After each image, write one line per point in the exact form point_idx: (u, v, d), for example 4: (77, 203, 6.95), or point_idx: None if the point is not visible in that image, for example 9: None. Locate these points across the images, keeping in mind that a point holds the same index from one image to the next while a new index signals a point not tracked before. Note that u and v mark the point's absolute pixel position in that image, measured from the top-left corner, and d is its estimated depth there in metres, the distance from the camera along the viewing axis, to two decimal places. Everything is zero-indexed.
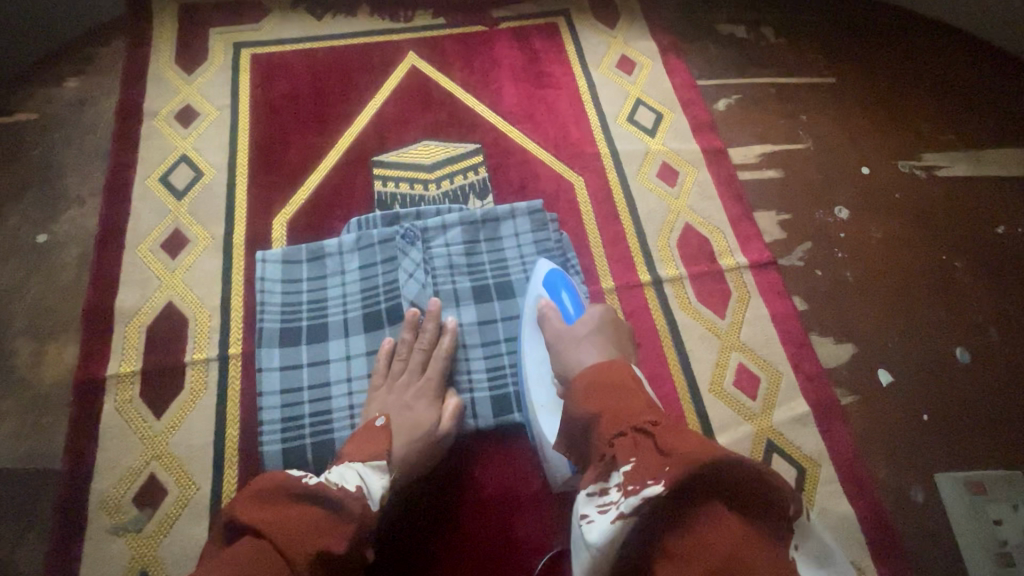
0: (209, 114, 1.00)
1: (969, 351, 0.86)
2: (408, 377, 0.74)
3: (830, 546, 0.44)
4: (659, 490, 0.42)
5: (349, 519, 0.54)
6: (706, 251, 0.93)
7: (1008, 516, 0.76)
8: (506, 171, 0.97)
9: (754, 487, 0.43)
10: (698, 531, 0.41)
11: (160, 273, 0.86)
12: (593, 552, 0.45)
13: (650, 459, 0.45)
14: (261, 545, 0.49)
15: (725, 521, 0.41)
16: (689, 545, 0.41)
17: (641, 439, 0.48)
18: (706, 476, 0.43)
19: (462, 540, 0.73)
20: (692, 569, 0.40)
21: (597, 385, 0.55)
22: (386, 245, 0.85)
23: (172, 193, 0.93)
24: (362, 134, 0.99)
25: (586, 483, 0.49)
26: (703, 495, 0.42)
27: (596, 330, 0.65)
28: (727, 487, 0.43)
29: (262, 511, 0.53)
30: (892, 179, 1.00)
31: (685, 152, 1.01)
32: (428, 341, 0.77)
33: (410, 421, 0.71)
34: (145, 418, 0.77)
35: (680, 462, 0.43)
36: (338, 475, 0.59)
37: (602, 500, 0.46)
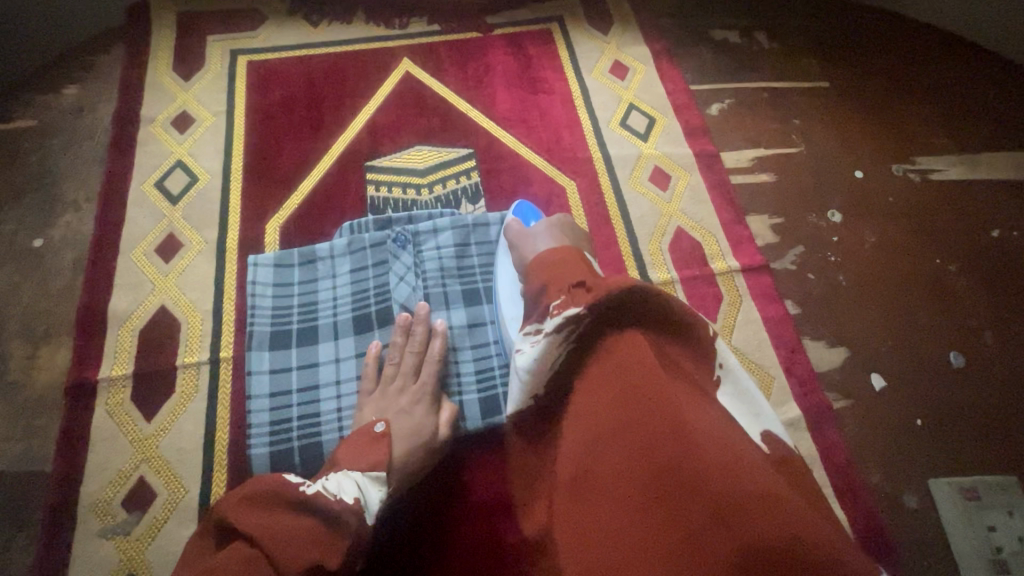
0: (205, 120, 1.01)
1: (963, 355, 0.86)
2: (402, 382, 0.73)
3: (741, 369, 0.51)
4: (579, 311, 0.49)
5: (344, 532, 0.54)
6: (697, 255, 0.92)
7: (1003, 523, 0.75)
8: (498, 175, 0.97)
9: (661, 312, 0.50)
10: (612, 352, 0.49)
11: (154, 277, 0.87)
12: (523, 375, 0.52)
13: (579, 295, 0.50)
14: (253, 554, 0.49)
15: (634, 339, 0.48)
16: (603, 366, 0.49)
17: (574, 287, 0.52)
18: (622, 308, 0.49)
19: (455, 550, 0.72)
20: (607, 384, 0.48)
21: (546, 263, 0.56)
22: (377, 249, 0.85)
23: (167, 198, 0.94)
24: (356, 139, 1.00)
25: (525, 326, 0.55)
26: (618, 321, 0.49)
27: (552, 226, 0.71)
28: (640, 313, 0.49)
29: (259, 518, 0.52)
30: (886, 182, 1.00)
31: (678, 157, 1.01)
32: (419, 344, 0.77)
33: (407, 425, 0.69)
34: (136, 422, 0.77)
35: (599, 293, 0.49)
36: (336, 484, 0.57)
37: (536, 335, 0.52)
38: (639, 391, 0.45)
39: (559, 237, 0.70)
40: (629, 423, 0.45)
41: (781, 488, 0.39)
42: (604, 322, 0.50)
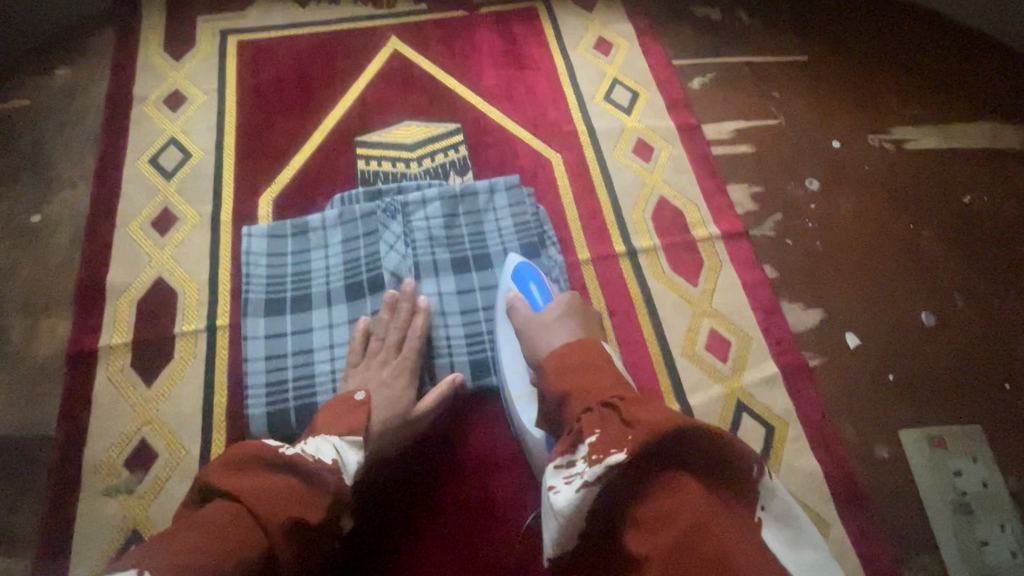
0: (196, 98, 1.02)
1: (934, 314, 0.89)
2: (385, 356, 0.76)
3: (790, 503, 0.46)
4: (623, 456, 0.44)
5: (323, 491, 0.56)
6: (679, 223, 0.95)
7: (968, 469, 0.78)
8: (485, 150, 1.00)
9: (712, 449, 0.45)
10: (660, 500, 0.43)
11: (150, 250, 0.89)
12: (561, 518, 0.47)
13: (615, 431, 0.47)
14: (237, 510, 0.51)
15: (687, 485, 0.43)
16: (650, 517, 0.43)
17: (606, 411, 0.50)
18: (669, 445, 0.44)
19: (445, 504, 0.76)
20: (656, 535, 0.42)
21: (567, 363, 0.58)
22: (368, 219, 0.88)
23: (161, 174, 0.96)
24: (346, 116, 1.02)
25: (555, 457, 0.50)
26: (666, 462, 0.44)
27: (563, 316, 0.68)
28: (688, 454, 0.45)
29: (240, 478, 0.54)
30: (862, 152, 1.03)
31: (660, 129, 1.04)
32: (403, 321, 0.79)
33: (386, 399, 0.73)
34: (136, 387, 0.80)
35: (642, 429, 0.45)
36: (315, 448, 0.60)
37: (570, 471, 0.47)
38: (700, 548, 0.40)
39: (574, 330, 0.66)
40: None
41: None
42: (651, 462, 0.45)
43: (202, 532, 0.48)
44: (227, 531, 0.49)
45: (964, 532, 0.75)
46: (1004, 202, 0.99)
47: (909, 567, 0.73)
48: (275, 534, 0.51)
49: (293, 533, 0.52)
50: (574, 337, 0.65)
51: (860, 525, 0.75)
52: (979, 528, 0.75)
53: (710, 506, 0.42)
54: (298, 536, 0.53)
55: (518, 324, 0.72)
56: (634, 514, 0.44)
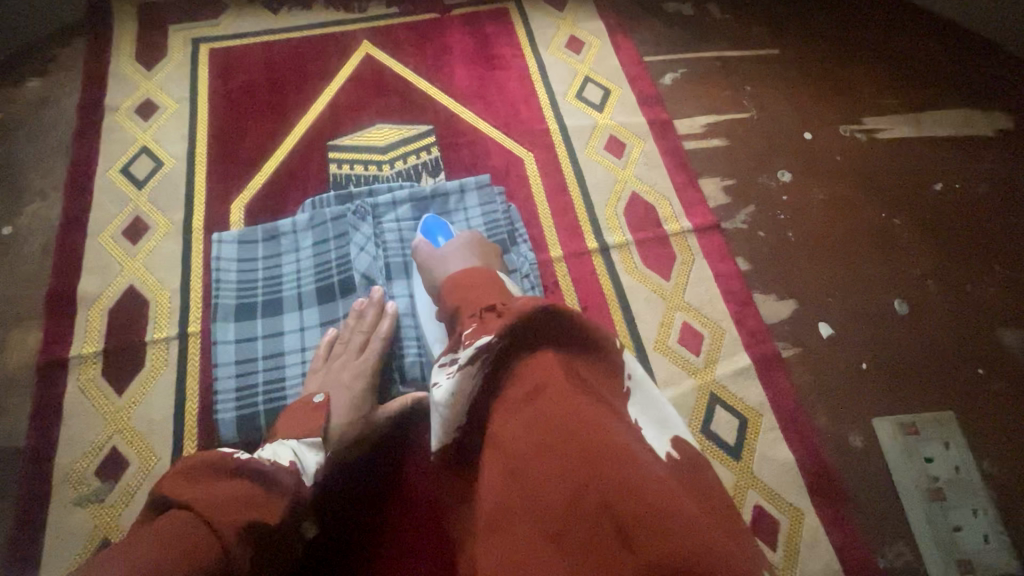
0: (168, 107, 1.03)
1: (907, 302, 0.89)
2: (346, 359, 0.76)
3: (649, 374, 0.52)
4: (489, 337, 0.49)
5: (282, 493, 0.55)
6: (652, 218, 0.95)
7: (940, 454, 0.78)
8: (457, 150, 1.00)
9: (576, 332, 0.49)
10: (525, 376, 0.46)
11: (121, 259, 0.89)
12: (442, 409, 0.49)
13: (490, 321, 0.51)
14: (188, 516, 0.48)
15: (547, 360, 0.47)
16: (518, 394, 0.46)
17: (485, 314, 0.53)
18: (536, 325, 0.49)
19: (422, 508, 0.76)
20: (523, 405, 0.45)
21: (462, 282, 0.61)
22: (338, 222, 0.88)
23: (132, 183, 0.96)
24: (317, 120, 1.02)
25: (440, 357, 0.53)
26: (530, 342, 0.48)
27: (462, 247, 0.71)
28: (556, 334, 0.49)
29: (194, 487, 0.52)
30: (834, 142, 1.03)
31: (633, 126, 1.04)
32: (367, 324, 0.79)
33: (347, 401, 0.72)
34: (107, 396, 0.80)
35: (509, 316, 0.50)
36: (272, 451, 0.60)
37: (450, 365, 0.51)
38: (553, 420, 0.42)
39: (472, 259, 0.69)
40: (547, 452, 0.41)
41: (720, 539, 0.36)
42: (520, 346, 0.48)
43: (150, 542, 0.45)
44: (179, 539, 0.46)
45: (937, 518, 0.75)
46: (976, 188, 0.99)
47: (884, 555, 0.73)
48: (230, 540, 0.48)
49: (249, 539, 0.50)
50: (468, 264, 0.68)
51: (834, 513, 0.75)
52: (952, 513, 0.75)
53: (566, 376, 0.46)
54: (255, 543, 0.50)
55: (421, 261, 0.75)
56: (501, 397, 0.47)
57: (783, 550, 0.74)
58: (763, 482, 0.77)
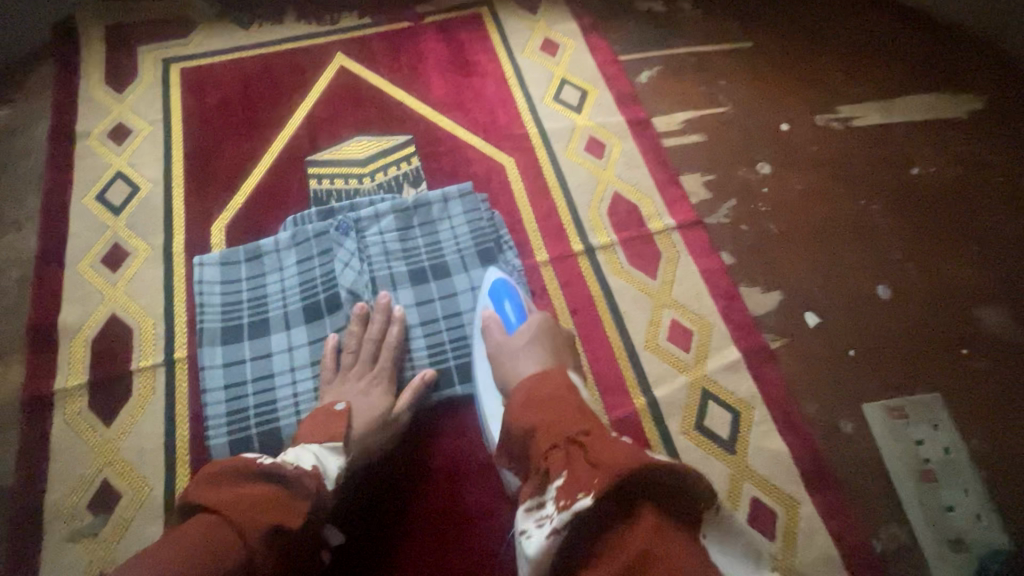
0: (142, 129, 1.01)
1: (890, 287, 0.91)
2: (359, 370, 0.77)
3: (734, 525, 0.49)
4: (587, 502, 0.45)
5: (303, 497, 0.56)
6: (635, 217, 0.96)
7: (930, 436, 0.80)
8: (438, 159, 1.00)
9: (669, 486, 0.46)
10: (620, 542, 0.44)
11: (102, 287, 0.88)
12: (532, 564, 0.47)
13: (581, 471, 0.48)
14: (217, 520, 0.52)
15: (646, 525, 0.44)
16: (619, 558, 0.43)
17: (570, 449, 0.51)
18: (637, 484, 0.46)
19: (418, 517, 0.76)
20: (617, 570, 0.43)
21: (536, 397, 0.59)
22: (321, 238, 0.87)
23: (109, 209, 0.94)
24: (295, 136, 1.01)
25: (525, 500, 0.51)
26: (628, 503, 0.46)
27: (531, 341, 0.70)
28: (654, 493, 0.46)
29: (217, 493, 0.55)
30: (810, 133, 1.05)
31: (611, 126, 1.04)
32: (376, 332, 0.80)
33: (366, 408, 0.74)
34: (96, 428, 0.78)
35: (603, 472, 0.46)
36: (295, 456, 0.61)
37: (540, 514, 0.49)
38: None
39: (542, 357, 0.68)
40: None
41: None
42: (616, 510, 0.45)
43: (183, 542, 0.50)
44: (208, 543, 0.50)
45: (929, 498, 0.76)
46: (950, 170, 1.01)
47: (880, 538, 0.74)
48: (256, 543, 0.51)
49: (276, 540, 0.53)
50: (541, 363, 0.67)
51: (830, 501, 0.76)
52: (942, 493, 0.76)
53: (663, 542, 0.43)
54: (278, 541, 0.53)
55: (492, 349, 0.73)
56: (598, 553, 0.45)
57: (782, 540, 0.74)
58: (758, 474, 0.78)
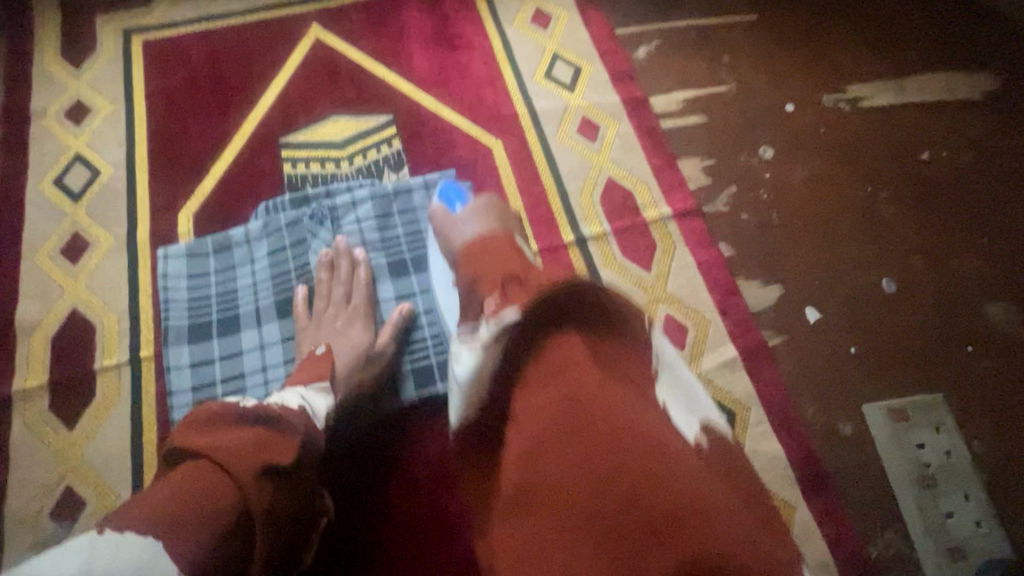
0: (102, 108, 0.94)
1: (895, 281, 0.86)
2: (334, 310, 0.75)
3: (673, 357, 0.53)
4: (511, 314, 0.48)
5: (292, 434, 0.54)
6: (629, 204, 0.91)
7: (931, 439, 0.77)
8: (421, 141, 0.93)
9: (593, 307, 0.48)
10: (546, 359, 0.47)
11: (62, 280, 0.83)
12: (465, 386, 0.51)
13: (509, 295, 0.51)
14: (202, 464, 0.47)
15: (568, 339, 0.46)
16: (542, 370, 0.47)
17: (505, 284, 0.53)
18: (560, 303, 0.47)
19: (398, 533, 0.72)
20: (546, 387, 0.46)
21: (474, 252, 0.62)
22: (294, 228, 0.82)
23: (68, 196, 0.88)
24: (267, 115, 0.94)
25: (461, 329, 0.55)
26: (553, 322, 0.47)
27: (475, 211, 0.68)
28: (580, 313, 0.47)
29: (201, 435, 0.50)
30: (816, 114, 0.98)
31: (606, 106, 0.98)
32: (345, 275, 0.78)
33: (345, 345, 0.72)
34: (57, 432, 0.74)
35: (532, 288, 0.48)
36: (279, 397, 0.59)
37: (471, 338, 0.52)
38: (577, 400, 0.44)
39: (487, 223, 0.66)
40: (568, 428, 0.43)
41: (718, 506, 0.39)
42: (540, 326, 0.47)
43: (171, 491, 0.45)
44: (198, 489, 0.45)
45: (928, 505, 0.74)
46: (963, 156, 0.95)
47: (876, 545, 0.72)
48: (248, 482, 0.47)
49: (268, 479, 0.48)
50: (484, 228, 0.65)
51: (826, 506, 0.74)
52: (943, 499, 0.74)
53: (588, 358, 0.45)
54: (271, 480, 0.49)
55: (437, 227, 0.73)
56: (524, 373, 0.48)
57: None
58: None
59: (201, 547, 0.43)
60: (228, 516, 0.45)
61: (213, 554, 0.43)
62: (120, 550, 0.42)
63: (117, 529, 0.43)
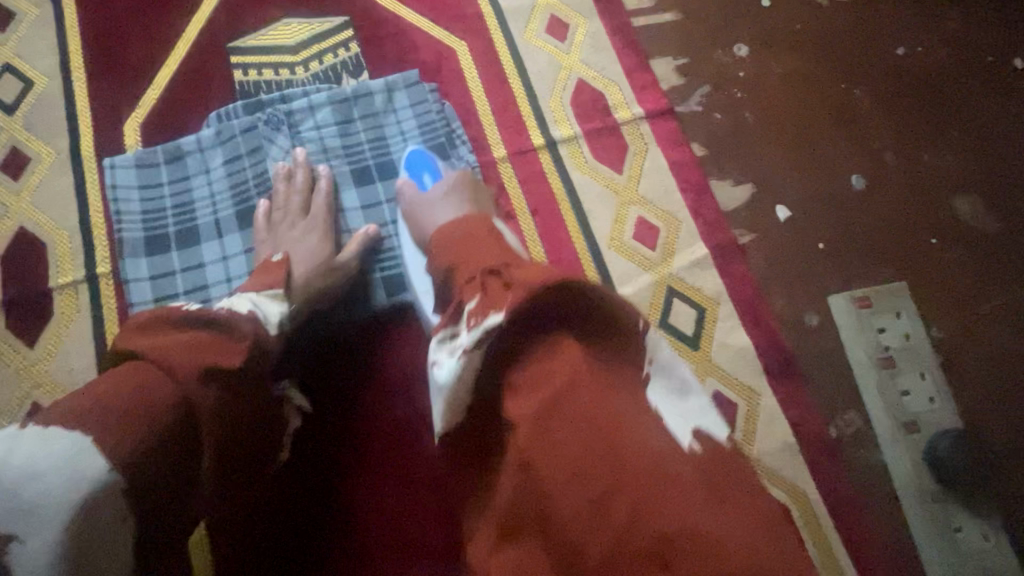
0: (27, 12, 0.86)
1: (864, 177, 0.86)
2: (292, 222, 0.73)
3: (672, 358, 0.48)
4: (498, 318, 0.44)
5: (241, 337, 0.51)
6: (600, 106, 0.88)
7: (892, 324, 0.79)
8: (380, 44, 0.88)
9: (594, 312, 0.44)
10: (541, 359, 0.43)
11: (4, 197, 0.78)
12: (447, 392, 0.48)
13: (495, 292, 0.46)
14: (143, 367, 0.46)
15: (569, 351, 0.43)
16: (535, 375, 0.43)
17: (487, 280, 0.48)
18: (557, 304, 0.44)
19: (355, 487, 0.71)
20: (534, 396, 0.42)
21: (449, 237, 0.55)
22: (249, 134, 0.78)
23: (1, 109, 0.82)
24: (211, 17, 0.87)
25: (439, 330, 0.50)
26: (552, 329, 0.44)
27: (449, 191, 0.69)
28: (578, 321, 0.45)
29: (145, 339, 0.49)
30: (794, 8, 0.94)
31: (575, 3, 0.92)
32: (304, 182, 0.75)
33: (308, 253, 0.71)
34: (17, 350, 0.72)
35: (522, 290, 0.44)
36: (228, 301, 0.57)
37: (452, 342, 0.48)
38: (557, 405, 0.41)
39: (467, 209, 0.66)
40: (557, 438, 0.40)
41: (740, 529, 0.36)
42: (532, 330, 0.44)
43: (109, 389, 0.44)
44: (136, 388, 0.45)
45: (886, 384, 0.77)
46: (939, 50, 0.93)
47: (836, 425, 0.75)
48: (189, 384, 0.46)
49: (212, 381, 0.48)
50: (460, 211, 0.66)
51: (791, 393, 0.76)
52: (900, 379, 0.77)
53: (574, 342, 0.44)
54: (215, 384, 0.48)
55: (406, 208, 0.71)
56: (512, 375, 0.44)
57: (741, 429, 0.75)
58: (722, 368, 0.77)
59: (136, 442, 0.43)
60: (169, 411, 0.45)
61: (154, 448, 0.44)
62: (45, 446, 0.41)
63: (44, 424, 0.42)
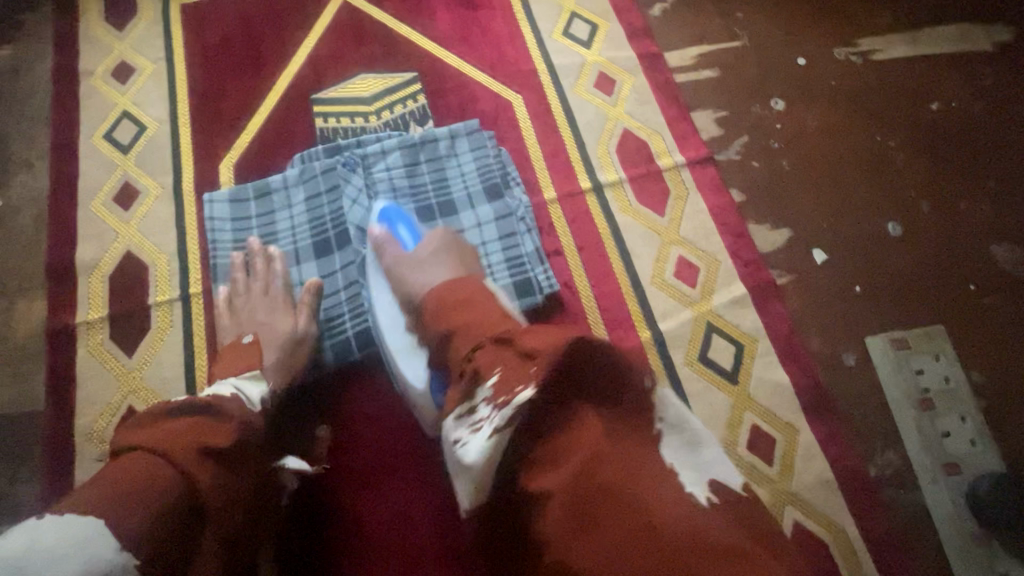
0: (145, 68, 1.00)
1: (900, 224, 0.90)
2: (254, 299, 0.80)
3: (683, 412, 0.49)
4: (529, 392, 0.46)
5: (228, 419, 0.57)
6: (644, 153, 0.95)
7: (930, 366, 0.81)
8: (445, 97, 0.98)
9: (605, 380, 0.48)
10: (560, 434, 0.45)
11: (115, 224, 0.89)
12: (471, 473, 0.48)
13: (511, 368, 0.50)
14: (142, 455, 0.51)
15: (592, 424, 0.45)
16: (567, 442, 0.45)
17: (494, 346, 0.54)
18: (583, 376, 0.47)
19: (388, 484, 0.77)
20: (561, 466, 0.44)
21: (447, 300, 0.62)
22: (329, 174, 0.88)
23: (118, 148, 0.94)
24: (299, 73, 0.99)
25: (455, 408, 0.52)
26: (574, 393, 0.47)
27: (436, 250, 0.72)
28: (587, 388, 0.47)
29: (142, 431, 0.54)
30: (828, 67, 1.00)
31: (622, 61, 1.01)
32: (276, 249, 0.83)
33: (271, 334, 0.76)
34: (118, 358, 0.81)
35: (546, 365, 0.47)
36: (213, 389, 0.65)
37: (473, 421, 0.50)
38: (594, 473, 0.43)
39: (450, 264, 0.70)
40: (599, 511, 0.41)
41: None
42: (551, 401, 0.46)
43: (113, 476, 0.49)
44: (138, 473, 0.49)
45: (926, 426, 0.78)
46: (971, 105, 0.97)
47: (875, 465, 0.77)
48: (188, 464, 0.50)
49: (210, 461, 0.52)
50: (444, 268, 0.70)
51: (829, 431, 0.78)
52: (940, 421, 0.78)
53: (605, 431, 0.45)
54: (213, 462, 0.52)
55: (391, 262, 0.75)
56: (535, 449, 0.46)
57: (779, 465, 0.77)
58: (759, 403, 0.80)
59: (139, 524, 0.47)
60: (168, 491, 0.49)
61: (164, 525, 0.48)
62: (64, 528, 0.45)
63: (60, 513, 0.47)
